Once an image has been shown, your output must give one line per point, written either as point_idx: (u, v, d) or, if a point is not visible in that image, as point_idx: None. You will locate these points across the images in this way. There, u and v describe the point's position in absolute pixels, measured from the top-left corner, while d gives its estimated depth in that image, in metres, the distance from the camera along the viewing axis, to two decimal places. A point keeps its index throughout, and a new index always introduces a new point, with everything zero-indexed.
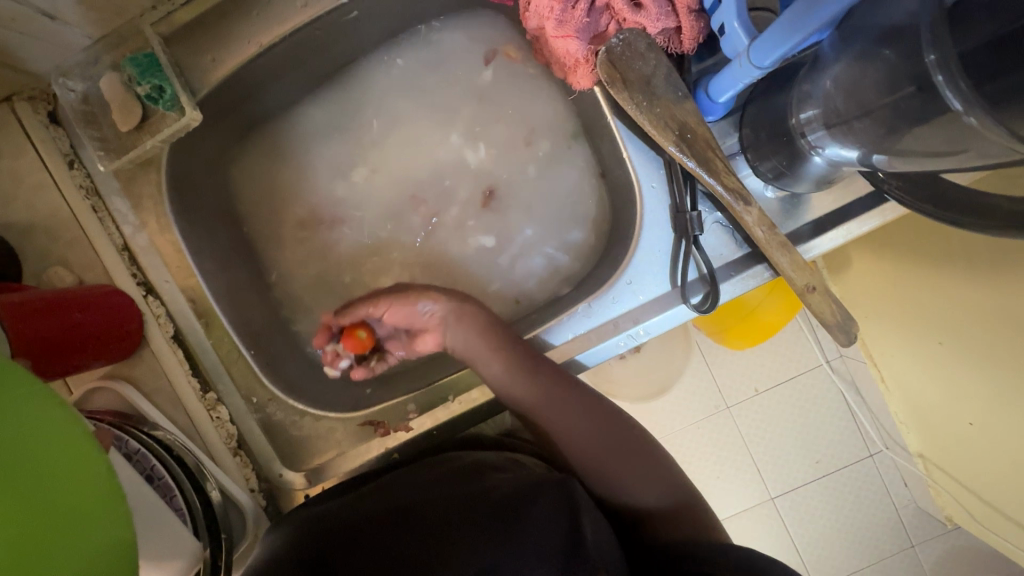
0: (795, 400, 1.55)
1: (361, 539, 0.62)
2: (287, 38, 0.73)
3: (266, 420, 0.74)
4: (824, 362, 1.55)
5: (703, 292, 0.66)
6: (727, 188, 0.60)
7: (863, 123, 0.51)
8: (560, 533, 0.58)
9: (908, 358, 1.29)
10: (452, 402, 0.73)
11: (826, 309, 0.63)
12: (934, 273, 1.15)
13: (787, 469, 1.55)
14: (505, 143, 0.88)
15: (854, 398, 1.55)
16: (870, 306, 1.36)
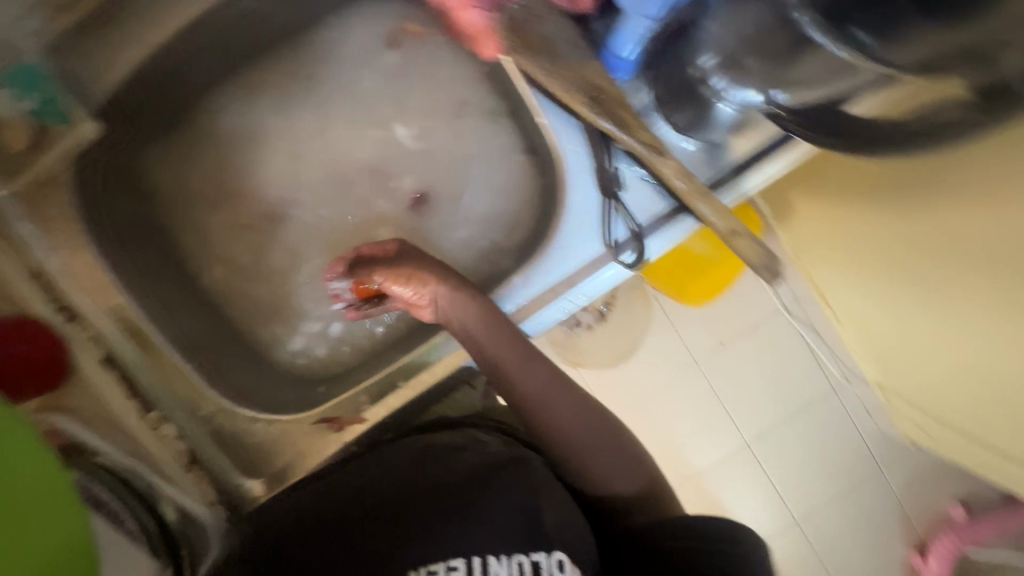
0: (758, 348, 1.61)
1: (331, 532, 0.65)
2: (179, 34, 0.70)
3: (217, 431, 0.72)
4: (782, 309, 1.60)
5: (635, 249, 0.67)
6: (641, 143, 0.60)
7: (754, 61, 0.51)
8: (519, 511, 0.67)
9: (854, 295, 1.36)
10: (404, 387, 0.72)
11: (751, 251, 0.65)
12: None
13: (758, 414, 1.61)
14: (432, 126, 0.88)
15: (812, 337, 1.61)
16: (815, 248, 1.42)
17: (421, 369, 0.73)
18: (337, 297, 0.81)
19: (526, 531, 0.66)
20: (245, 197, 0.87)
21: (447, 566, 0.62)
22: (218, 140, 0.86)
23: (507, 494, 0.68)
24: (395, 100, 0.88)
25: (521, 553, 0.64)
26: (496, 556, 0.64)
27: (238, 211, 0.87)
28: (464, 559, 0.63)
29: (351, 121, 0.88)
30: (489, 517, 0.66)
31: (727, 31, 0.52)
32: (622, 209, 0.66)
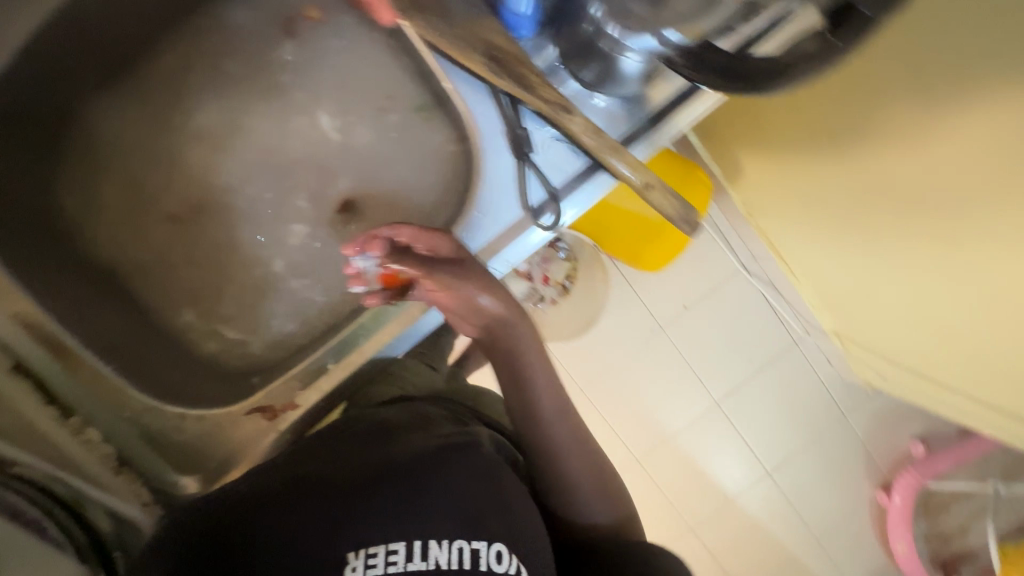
0: (719, 308, 1.61)
1: (274, 506, 0.62)
2: (47, 19, 0.69)
3: (146, 431, 0.71)
4: (740, 268, 1.59)
5: (552, 211, 0.67)
6: (544, 100, 0.60)
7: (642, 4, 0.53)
8: (465, 492, 0.66)
9: (807, 245, 1.37)
10: (334, 367, 0.71)
11: (666, 203, 0.65)
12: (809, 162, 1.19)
13: (724, 372, 1.64)
14: (342, 100, 0.82)
15: (771, 294, 1.61)
16: (769, 203, 1.40)
17: (352, 349, 0.71)
18: (354, 277, 0.65)
19: (472, 513, 0.64)
20: (154, 193, 0.81)
21: (388, 549, 0.59)
22: (121, 135, 0.81)
23: (453, 476, 0.67)
24: (302, 76, 0.83)
25: (463, 539, 0.62)
26: (438, 539, 0.61)
27: (147, 208, 0.81)
28: (405, 542, 0.60)
29: (258, 103, 0.83)
30: (433, 499, 0.64)
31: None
32: (536, 171, 0.66)
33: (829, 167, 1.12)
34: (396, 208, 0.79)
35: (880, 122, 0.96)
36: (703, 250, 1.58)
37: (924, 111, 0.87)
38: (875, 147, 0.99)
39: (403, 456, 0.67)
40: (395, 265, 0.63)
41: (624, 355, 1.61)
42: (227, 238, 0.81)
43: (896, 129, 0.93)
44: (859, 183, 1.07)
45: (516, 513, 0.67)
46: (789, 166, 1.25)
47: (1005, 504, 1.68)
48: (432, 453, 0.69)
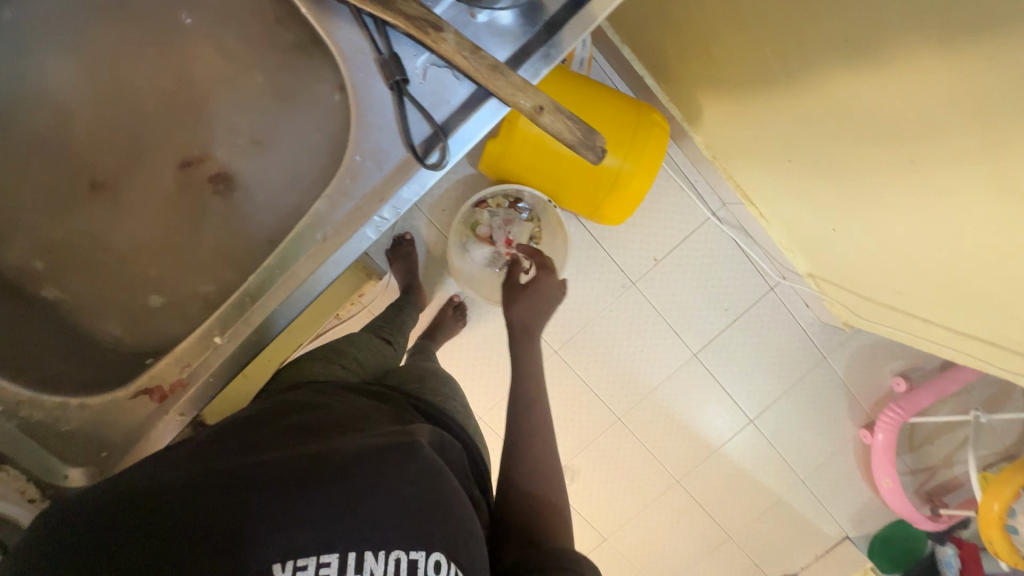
0: (692, 258, 1.53)
1: (179, 499, 0.52)
2: None
3: (25, 424, 0.65)
4: (710, 215, 1.50)
5: (438, 147, 0.60)
6: (407, 16, 0.55)
7: None
8: (407, 496, 0.56)
9: (775, 183, 1.28)
10: (221, 340, 0.65)
11: (562, 127, 0.58)
12: (767, 93, 1.09)
13: (700, 323, 1.58)
14: (213, 45, 0.72)
15: (745, 241, 1.52)
16: (733, 140, 1.30)
17: (238, 318, 0.65)
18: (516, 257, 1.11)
19: (413, 520, 0.55)
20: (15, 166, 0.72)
21: (317, 562, 0.51)
22: None
23: (393, 476, 0.57)
24: (161, 19, 0.71)
25: (401, 549, 0.53)
26: (374, 549, 0.53)
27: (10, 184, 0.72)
28: (338, 554, 0.52)
29: (116, 55, 0.72)
30: (371, 504, 0.54)
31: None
32: (416, 101, 0.59)
33: (788, 84, 1.02)
34: (292, 167, 0.73)
35: (820, 36, 0.87)
36: (664, 197, 1.48)
37: (858, 23, 0.79)
38: (826, 61, 0.89)
39: (334, 455, 0.57)
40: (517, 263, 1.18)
41: (597, 313, 1.56)
42: (118, 213, 0.75)
43: (841, 38, 0.84)
44: (815, 108, 0.99)
45: (464, 516, 0.59)
46: (745, 92, 1.14)
47: (987, 432, 1.65)
48: (369, 449, 0.59)
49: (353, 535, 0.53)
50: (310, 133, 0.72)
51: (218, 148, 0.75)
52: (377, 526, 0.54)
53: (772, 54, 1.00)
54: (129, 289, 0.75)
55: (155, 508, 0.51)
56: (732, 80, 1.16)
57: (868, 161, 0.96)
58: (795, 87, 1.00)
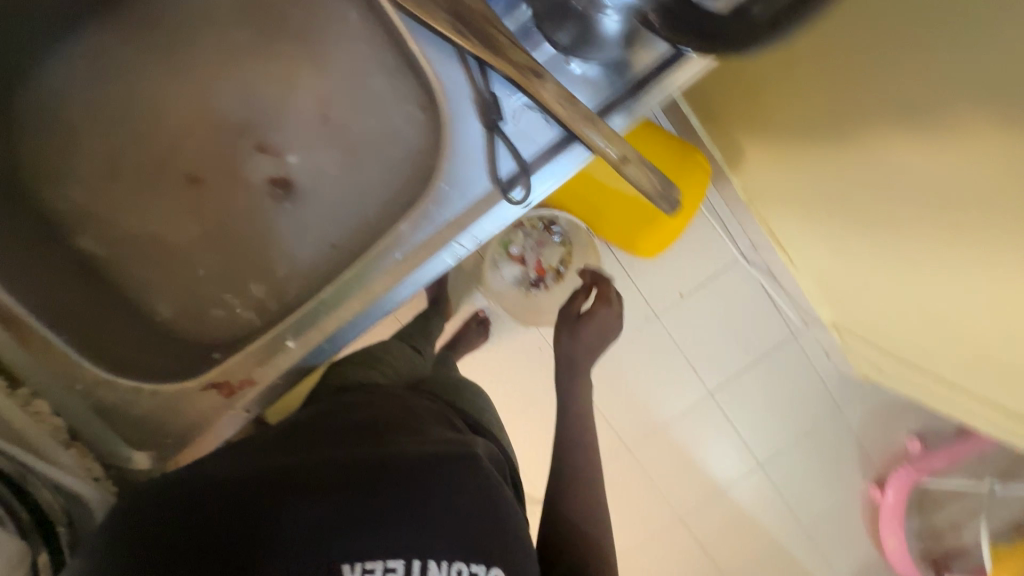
0: (719, 298, 1.56)
1: (251, 501, 0.54)
2: None
3: (98, 405, 0.68)
4: (740, 256, 1.54)
5: (522, 184, 0.63)
6: (513, 64, 0.57)
7: None
8: (467, 510, 0.59)
9: (807, 232, 1.29)
10: (293, 345, 0.67)
11: (643, 178, 0.61)
12: (802, 146, 1.07)
13: (721, 363, 1.60)
14: (314, 58, 0.75)
15: (772, 285, 1.55)
16: (770, 185, 1.30)
17: (310, 326, 0.67)
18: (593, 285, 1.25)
19: (473, 532, 0.58)
20: (115, 157, 0.76)
21: (383, 566, 0.53)
22: (80, 94, 0.76)
23: (454, 487, 0.60)
24: (271, 34, 0.76)
25: (461, 561, 0.56)
26: (437, 559, 0.55)
27: (108, 174, 0.76)
28: (404, 560, 0.54)
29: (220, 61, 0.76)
30: (434, 515, 0.57)
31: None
32: (506, 141, 0.62)
33: (814, 150, 1.03)
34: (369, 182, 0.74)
35: (857, 100, 0.84)
36: (696, 235, 1.53)
37: (895, 94, 0.77)
38: (854, 126, 0.88)
39: (399, 461, 0.61)
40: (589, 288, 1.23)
41: (621, 343, 1.57)
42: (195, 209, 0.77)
43: (867, 120, 0.85)
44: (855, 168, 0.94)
45: (518, 533, 0.61)
46: (784, 141, 1.13)
47: (1003, 505, 1.63)
48: (431, 457, 0.63)
49: (417, 545, 0.55)
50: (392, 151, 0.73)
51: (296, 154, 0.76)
52: (439, 539, 0.56)
53: (811, 102, 0.96)
54: (193, 283, 0.76)
55: (230, 507, 0.54)
56: (772, 133, 1.16)
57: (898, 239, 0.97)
58: (820, 156, 1.02)
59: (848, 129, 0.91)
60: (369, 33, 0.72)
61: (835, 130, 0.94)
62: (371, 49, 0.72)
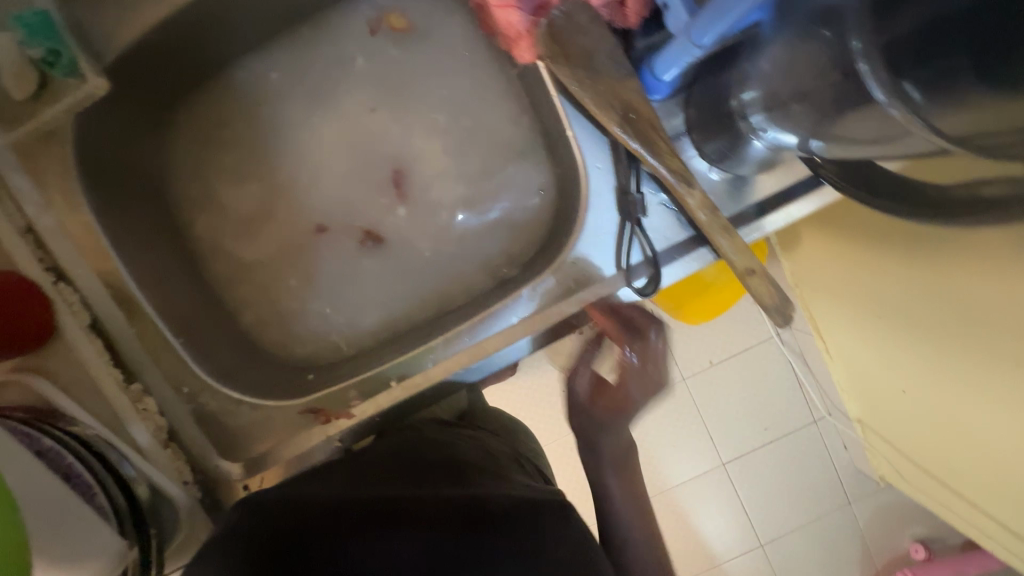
0: (747, 371, 1.43)
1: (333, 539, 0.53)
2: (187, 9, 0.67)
3: (200, 410, 0.70)
4: (773, 335, 1.42)
5: (647, 276, 0.66)
6: (669, 170, 0.59)
7: (799, 107, 0.48)
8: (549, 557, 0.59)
9: (835, 334, 1.23)
10: (396, 386, 0.70)
11: (764, 292, 0.63)
12: (860, 259, 1.01)
13: (738, 433, 1.45)
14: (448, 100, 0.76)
15: (799, 367, 1.43)
16: (810, 279, 1.24)
17: (416, 371, 0.70)
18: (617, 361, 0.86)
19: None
20: (249, 173, 0.79)
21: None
22: (228, 108, 0.79)
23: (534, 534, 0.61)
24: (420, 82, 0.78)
25: None
26: None
27: (239, 188, 0.79)
28: None
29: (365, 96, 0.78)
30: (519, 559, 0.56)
31: (760, 63, 0.51)
32: (642, 235, 0.65)
33: (871, 306, 1.02)
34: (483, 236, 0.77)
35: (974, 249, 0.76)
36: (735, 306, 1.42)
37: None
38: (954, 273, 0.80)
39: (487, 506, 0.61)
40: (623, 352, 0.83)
41: None
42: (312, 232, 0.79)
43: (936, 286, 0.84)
44: (916, 303, 0.89)
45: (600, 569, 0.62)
46: (839, 244, 1.07)
47: None
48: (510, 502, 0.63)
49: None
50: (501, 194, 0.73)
51: (426, 200, 0.78)
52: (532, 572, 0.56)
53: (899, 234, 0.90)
54: (305, 306, 0.78)
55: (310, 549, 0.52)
56: (831, 232, 1.09)
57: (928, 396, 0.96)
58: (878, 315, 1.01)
59: (904, 295, 0.92)
60: (517, 104, 0.76)
61: (896, 290, 0.94)
62: (518, 121, 0.77)
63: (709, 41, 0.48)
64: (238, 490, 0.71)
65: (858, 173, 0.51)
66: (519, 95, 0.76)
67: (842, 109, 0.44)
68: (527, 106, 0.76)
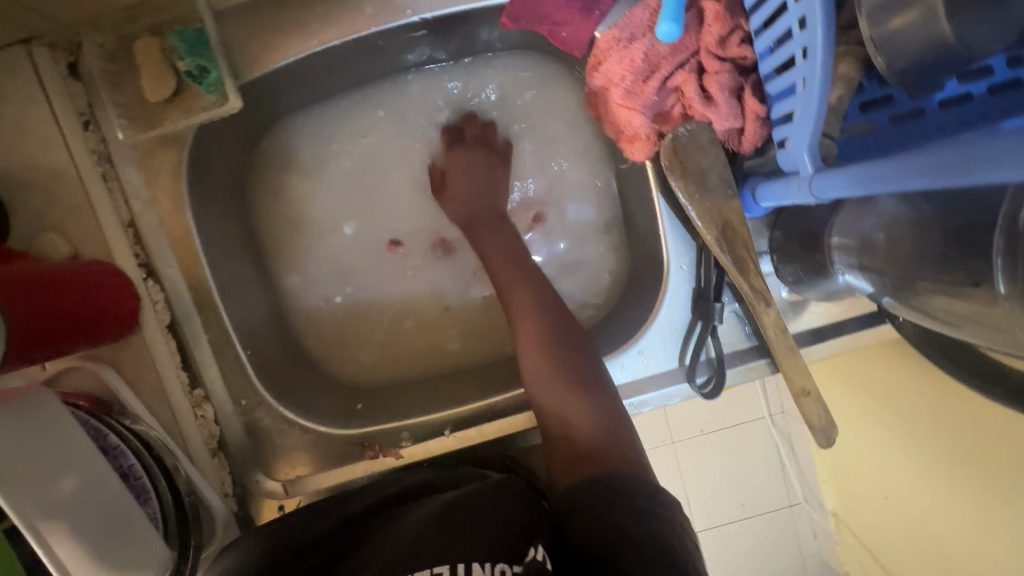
0: (738, 450, 1.13)
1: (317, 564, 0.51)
2: (331, 48, 0.67)
3: (252, 424, 0.71)
4: (767, 416, 1.13)
5: (708, 375, 0.69)
6: (750, 287, 0.61)
7: (892, 276, 0.53)
8: (520, 513, 0.48)
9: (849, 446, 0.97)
10: (448, 436, 0.70)
11: (815, 412, 0.63)
12: (940, 396, 0.77)
13: (714, 513, 1.12)
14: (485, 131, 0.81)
15: (788, 458, 1.14)
16: (838, 387, 0.95)
17: (471, 427, 0.71)
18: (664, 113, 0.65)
19: (517, 534, 0.46)
20: (338, 198, 0.81)
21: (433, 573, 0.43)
22: (331, 133, 0.80)
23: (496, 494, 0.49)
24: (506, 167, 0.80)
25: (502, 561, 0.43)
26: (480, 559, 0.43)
27: (326, 211, 0.81)
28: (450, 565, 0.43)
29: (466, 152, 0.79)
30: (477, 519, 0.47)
31: (864, 220, 0.56)
32: (711, 337, 0.67)
33: (867, 418, 0.90)
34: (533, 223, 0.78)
35: None
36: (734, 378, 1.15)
37: None
38: None
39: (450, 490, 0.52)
40: (665, 125, 0.65)
41: None
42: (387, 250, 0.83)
43: (981, 423, 0.72)
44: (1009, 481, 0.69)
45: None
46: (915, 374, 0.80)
47: None
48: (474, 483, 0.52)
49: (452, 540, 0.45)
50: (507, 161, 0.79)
51: None
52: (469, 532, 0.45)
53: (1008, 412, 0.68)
54: (374, 335, 0.83)
55: None
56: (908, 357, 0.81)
57: (916, 515, 0.84)
58: (875, 430, 0.89)
59: (930, 421, 0.79)
60: (609, 185, 0.81)
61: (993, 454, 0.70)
62: (606, 201, 0.81)
63: (832, 197, 0.50)
64: (272, 510, 0.71)
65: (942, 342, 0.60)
66: (613, 178, 0.81)
67: (948, 292, 0.47)
68: (619, 189, 0.81)
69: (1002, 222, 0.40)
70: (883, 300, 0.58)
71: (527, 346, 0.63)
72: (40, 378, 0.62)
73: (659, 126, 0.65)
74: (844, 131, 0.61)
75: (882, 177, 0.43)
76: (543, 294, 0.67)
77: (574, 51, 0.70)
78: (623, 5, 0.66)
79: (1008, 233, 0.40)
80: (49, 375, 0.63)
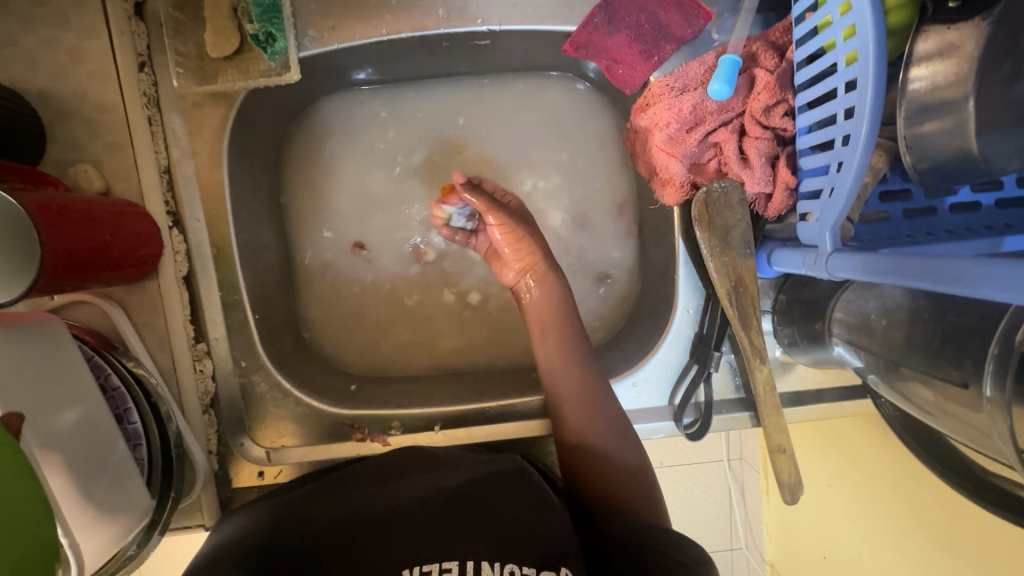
0: (694, 491, 1.09)
1: (339, 531, 0.53)
2: (396, 39, 0.69)
3: (248, 387, 0.71)
4: (725, 459, 1.10)
5: (694, 417, 0.72)
6: (750, 343, 0.64)
7: (885, 362, 0.57)
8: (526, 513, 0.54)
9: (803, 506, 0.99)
10: (438, 433, 0.72)
11: (787, 471, 0.66)
12: (905, 479, 0.80)
13: None
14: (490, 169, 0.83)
15: (738, 504, 1.10)
16: (810, 448, 0.97)
17: (462, 426, 0.73)
18: (704, 167, 0.69)
19: (529, 541, 0.51)
20: (369, 181, 0.82)
21: (440, 567, 0.48)
22: (374, 117, 0.81)
23: (499, 498, 0.56)
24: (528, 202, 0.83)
25: (513, 563, 0.48)
26: (490, 559, 0.49)
27: (354, 192, 0.82)
28: (458, 561, 0.49)
29: (503, 169, 0.83)
30: (480, 520, 0.53)
31: (867, 301, 0.60)
32: (704, 382, 0.71)
33: (819, 481, 0.94)
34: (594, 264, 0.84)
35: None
36: None
37: None
38: None
39: (450, 481, 0.59)
40: (703, 179, 0.69)
41: None
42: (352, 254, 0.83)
43: (928, 502, 0.77)
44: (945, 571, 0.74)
45: None
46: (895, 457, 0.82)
47: None
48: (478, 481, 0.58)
49: (468, 543, 0.50)
50: (543, 196, 0.84)
51: None
52: (482, 537, 0.51)
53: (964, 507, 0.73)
54: (378, 321, 0.83)
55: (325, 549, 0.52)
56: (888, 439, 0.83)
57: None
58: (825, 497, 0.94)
59: (878, 494, 0.84)
60: (630, 218, 0.84)
61: (941, 545, 0.75)
62: (626, 235, 0.84)
63: (845, 277, 0.53)
64: (249, 475, 0.70)
65: (915, 428, 0.65)
66: (637, 214, 0.84)
67: (938, 384, 0.50)
68: (642, 224, 0.83)
69: (1001, 338, 0.44)
70: (870, 377, 0.62)
71: (555, 399, 0.68)
72: (46, 305, 0.62)
73: (695, 178, 0.69)
74: (862, 214, 0.64)
75: (887, 271, 0.46)
76: (569, 349, 0.70)
77: (626, 89, 0.72)
78: (682, 56, 0.69)
79: (1004, 348, 0.44)
80: (57, 305, 0.63)
